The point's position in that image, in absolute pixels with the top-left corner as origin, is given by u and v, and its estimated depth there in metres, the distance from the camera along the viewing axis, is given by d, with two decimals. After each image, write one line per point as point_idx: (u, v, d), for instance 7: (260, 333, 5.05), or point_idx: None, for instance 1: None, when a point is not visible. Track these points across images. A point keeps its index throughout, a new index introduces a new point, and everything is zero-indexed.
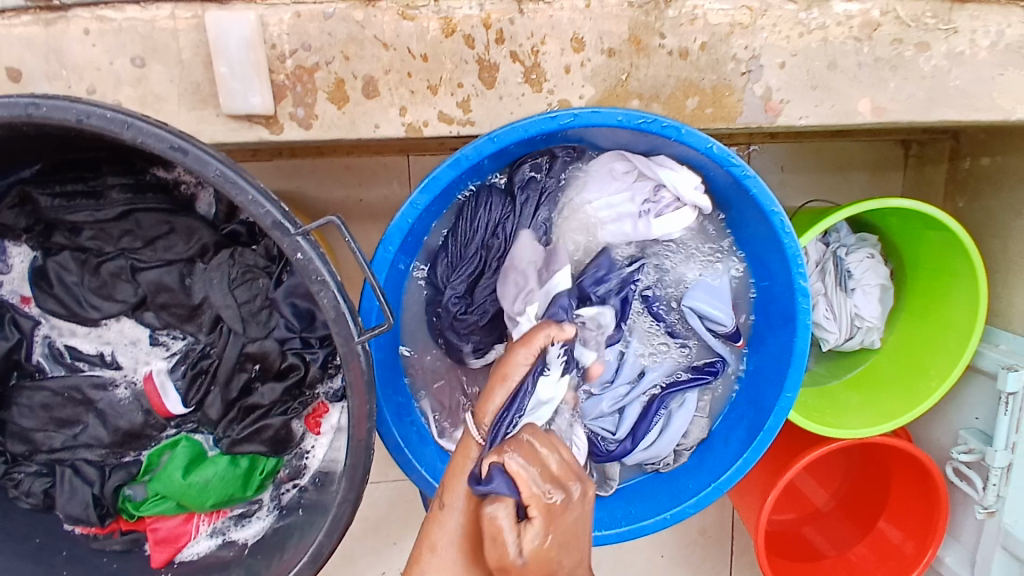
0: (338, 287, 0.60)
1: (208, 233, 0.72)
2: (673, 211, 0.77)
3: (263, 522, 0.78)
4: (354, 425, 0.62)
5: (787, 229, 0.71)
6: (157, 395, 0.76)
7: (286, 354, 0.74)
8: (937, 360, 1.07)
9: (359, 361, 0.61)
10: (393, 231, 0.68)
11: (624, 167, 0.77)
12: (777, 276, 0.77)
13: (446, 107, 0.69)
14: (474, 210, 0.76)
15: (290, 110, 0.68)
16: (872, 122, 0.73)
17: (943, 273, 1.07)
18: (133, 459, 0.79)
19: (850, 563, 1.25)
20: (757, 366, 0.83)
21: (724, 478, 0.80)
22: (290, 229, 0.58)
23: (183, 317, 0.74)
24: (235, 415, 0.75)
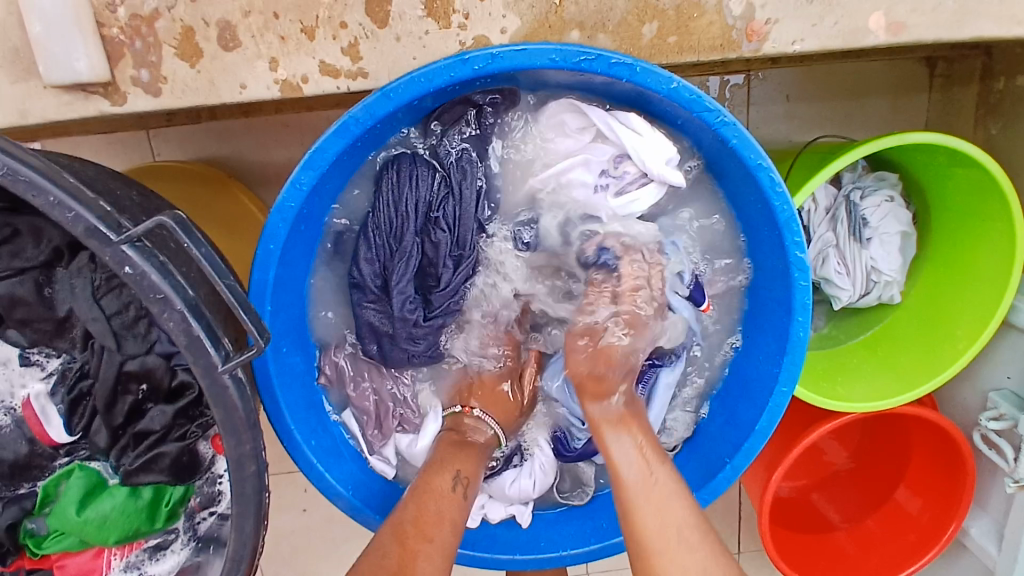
0: (188, 306, 0.47)
1: (59, 232, 0.59)
2: (638, 188, 0.59)
3: (178, 557, 0.68)
4: (233, 468, 0.51)
5: (779, 189, 0.56)
6: (38, 422, 0.65)
7: (175, 370, 0.63)
8: (966, 318, 0.92)
9: (231, 395, 0.49)
10: (271, 225, 0.55)
11: (578, 122, 0.59)
12: (767, 244, 0.62)
13: (328, 55, 0.54)
14: (397, 186, 0.58)
15: (131, 73, 0.54)
16: (885, 43, 0.56)
17: (978, 217, 0.90)
18: (29, 490, 0.69)
19: (862, 535, 1.15)
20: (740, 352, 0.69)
21: (709, 487, 0.66)
22: (112, 235, 0.45)
23: (51, 333, 0.62)
24: (128, 442, 0.64)
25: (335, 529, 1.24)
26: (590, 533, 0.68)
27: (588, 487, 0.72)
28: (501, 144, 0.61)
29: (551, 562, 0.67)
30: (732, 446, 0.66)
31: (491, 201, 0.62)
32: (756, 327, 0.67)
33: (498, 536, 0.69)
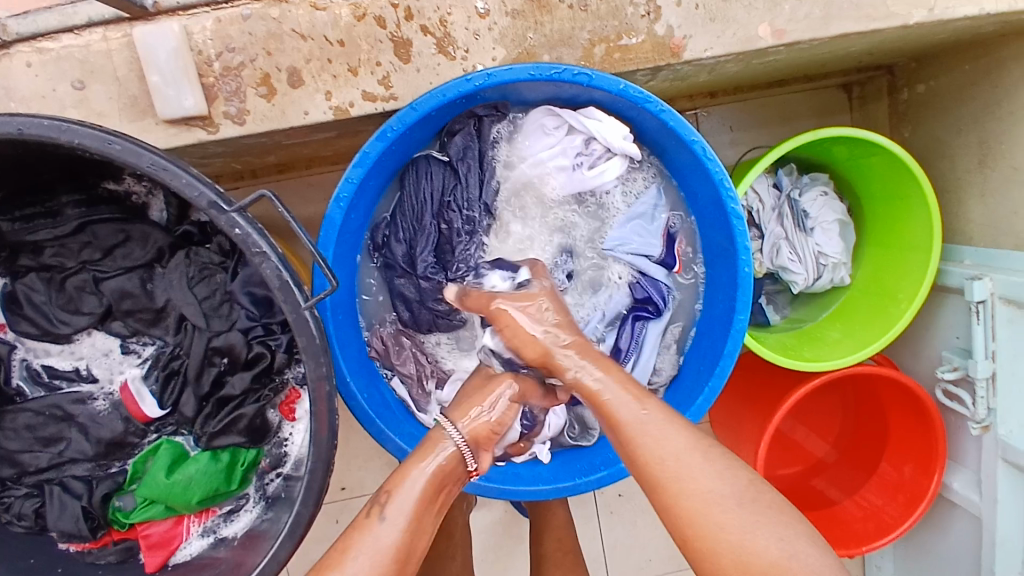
0: (279, 258, 0.63)
1: (162, 236, 0.76)
2: (609, 162, 0.78)
3: (250, 515, 0.80)
4: (313, 388, 0.64)
5: (709, 154, 0.74)
6: (134, 401, 0.79)
7: (251, 344, 0.76)
8: (903, 284, 1.07)
9: (309, 327, 0.64)
10: (331, 212, 0.71)
11: (555, 123, 0.78)
12: (712, 204, 0.79)
13: (368, 85, 0.73)
14: (418, 181, 0.78)
15: (222, 109, 0.73)
16: (775, 45, 0.77)
17: (898, 197, 1.08)
18: (119, 469, 0.81)
19: (860, 505, 1.21)
20: (709, 298, 0.83)
21: (695, 409, 0.78)
22: (225, 207, 0.62)
23: (149, 322, 0.78)
24: (211, 409, 0.78)
25: None
26: (597, 464, 0.81)
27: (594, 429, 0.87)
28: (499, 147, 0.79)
29: (570, 489, 0.79)
30: (708, 376, 0.79)
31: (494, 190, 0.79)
32: (714, 277, 0.82)
33: (525, 474, 0.82)
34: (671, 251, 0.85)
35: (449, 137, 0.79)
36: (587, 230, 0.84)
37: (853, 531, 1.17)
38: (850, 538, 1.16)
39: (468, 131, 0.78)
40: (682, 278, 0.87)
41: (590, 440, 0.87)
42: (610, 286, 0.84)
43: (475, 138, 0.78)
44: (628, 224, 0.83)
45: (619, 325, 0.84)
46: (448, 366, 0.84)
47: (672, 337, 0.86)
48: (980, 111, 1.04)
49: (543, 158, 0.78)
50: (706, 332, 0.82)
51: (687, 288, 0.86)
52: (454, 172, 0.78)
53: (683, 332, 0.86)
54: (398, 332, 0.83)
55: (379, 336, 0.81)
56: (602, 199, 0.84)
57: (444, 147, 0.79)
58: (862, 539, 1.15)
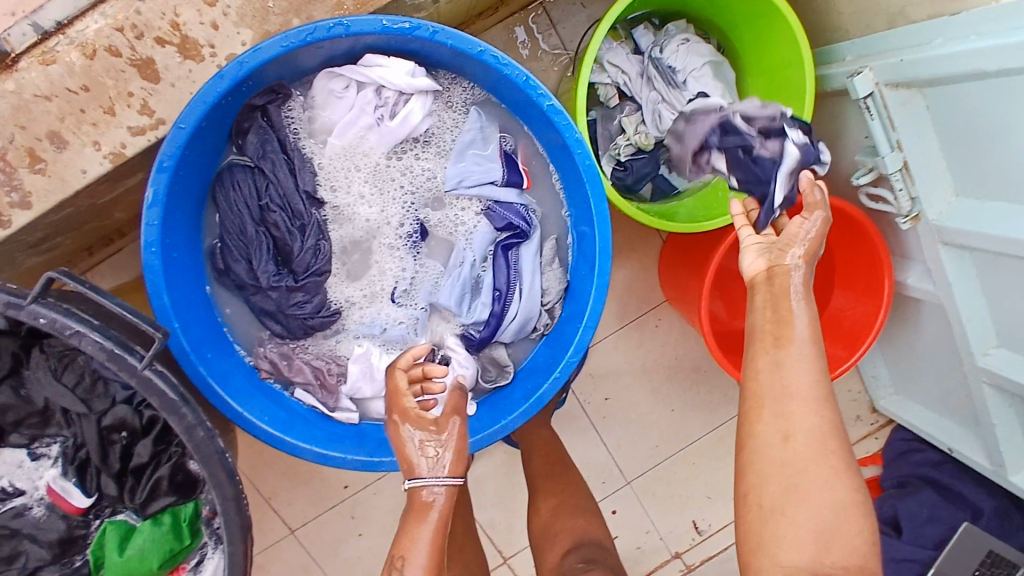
0: (96, 329, 0.62)
1: (9, 339, 0.73)
2: (411, 106, 0.75)
3: (215, 560, 0.80)
4: (185, 438, 0.63)
5: (502, 60, 0.69)
6: (64, 498, 0.80)
7: (141, 410, 0.77)
8: (789, 103, 1.02)
9: (157, 382, 0.63)
10: (147, 260, 0.68)
11: (342, 83, 0.74)
12: (532, 108, 0.75)
13: (131, 120, 0.69)
14: (227, 195, 0.75)
15: (4, 199, 0.70)
16: None
17: (755, 17, 1.01)
18: (82, 561, 0.82)
19: (825, 328, 1.20)
20: (569, 201, 0.80)
21: (589, 315, 0.76)
22: (22, 302, 0.61)
23: (41, 424, 0.78)
24: (132, 481, 0.78)
25: None
26: (519, 398, 0.79)
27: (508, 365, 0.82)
28: (296, 129, 0.76)
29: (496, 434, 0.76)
30: (590, 278, 0.77)
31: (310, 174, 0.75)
32: (566, 178, 0.78)
33: None
34: (513, 168, 0.80)
35: (243, 137, 0.74)
36: (423, 179, 0.79)
37: (824, 355, 1.17)
38: (822, 364, 1.15)
39: (258, 126, 0.74)
40: (539, 189, 0.82)
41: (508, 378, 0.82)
42: (468, 230, 0.80)
43: (268, 130, 0.74)
44: (461, 157, 0.78)
45: (492, 260, 0.80)
46: (342, 360, 0.82)
47: (550, 251, 0.82)
48: None
49: (344, 125, 0.75)
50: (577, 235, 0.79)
51: (548, 197, 0.82)
52: (261, 172, 0.75)
53: (561, 242, 0.82)
54: (281, 345, 0.81)
55: (262, 356, 0.80)
56: (424, 141, 0.79)
57: (242, 151, 0.75)
58: (836, 364, 1.13)
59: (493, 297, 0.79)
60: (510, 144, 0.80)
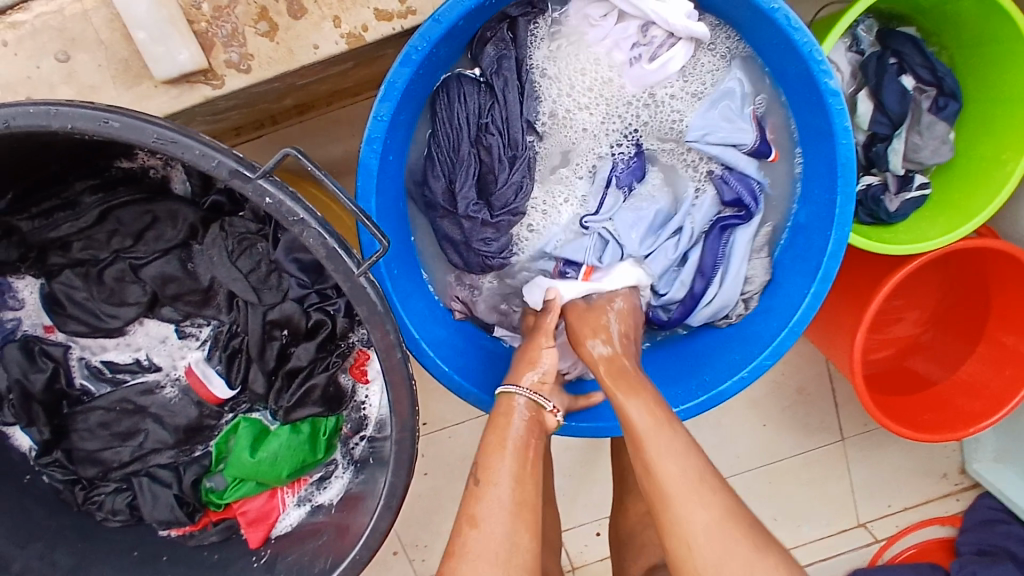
0: (320, 223, 0.56)
1: (191, 211, 0.70)
2: (669, 53, 0.69)
3: (342, 480, 0.78)
4: (384, 358, 0.58)
5: (795, 23, 0.62)
6: (202, 385, 0.77)
7: (309, 312, 0.72)
8: (1008, 139, 0.95)
9: (370, 295, 0.57)
10: (364, 158, 0.63)
11: (601, 11, 0.69)
12: (801, 84, 0.67)
13: (380, 2, 0.63)
14: (450, 105, 0.69)
15: (223, 58, 0.64)
16: None
17: (990, 40, 0.94)
18: (203, 451, 0.81)
19: (965, 382, 1.13)
20: (800, 193, 0.74)
21: (797, 320, 0.71)
22: (249, 174, 0.54)
23: (199, 303, 0.73)
24: (281, 383, 0.74)
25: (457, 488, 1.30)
26: (695, 389, 0.76)
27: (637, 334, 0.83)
28: (536, 51, 0.71)
29: None
30: (808, 277, 0.72)
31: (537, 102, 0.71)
32: (809, 167, 0.72)
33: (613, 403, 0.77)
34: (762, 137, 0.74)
35: (480, 47, 0.70)
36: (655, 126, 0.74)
37: (960, 409, 1.10)
38: (957, 419, 1.09)
39: (500, 37, 0.69)
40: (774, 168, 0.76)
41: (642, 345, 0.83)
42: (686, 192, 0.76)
43: (509, 45, 0.69)
44: (711, 107, 0.73)
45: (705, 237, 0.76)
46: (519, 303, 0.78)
47: (763, 238, 0.77)
48: None
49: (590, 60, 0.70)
50: (801, 228, 0.73)
51: (780, 180, 0.77)
52: (491, 91, 0.70)
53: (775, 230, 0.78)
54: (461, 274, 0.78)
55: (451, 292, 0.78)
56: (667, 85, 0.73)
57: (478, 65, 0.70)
58: (974, 417, 1.07)
59: (698, 274, 0.75)
60: (760, 110, 0.74)
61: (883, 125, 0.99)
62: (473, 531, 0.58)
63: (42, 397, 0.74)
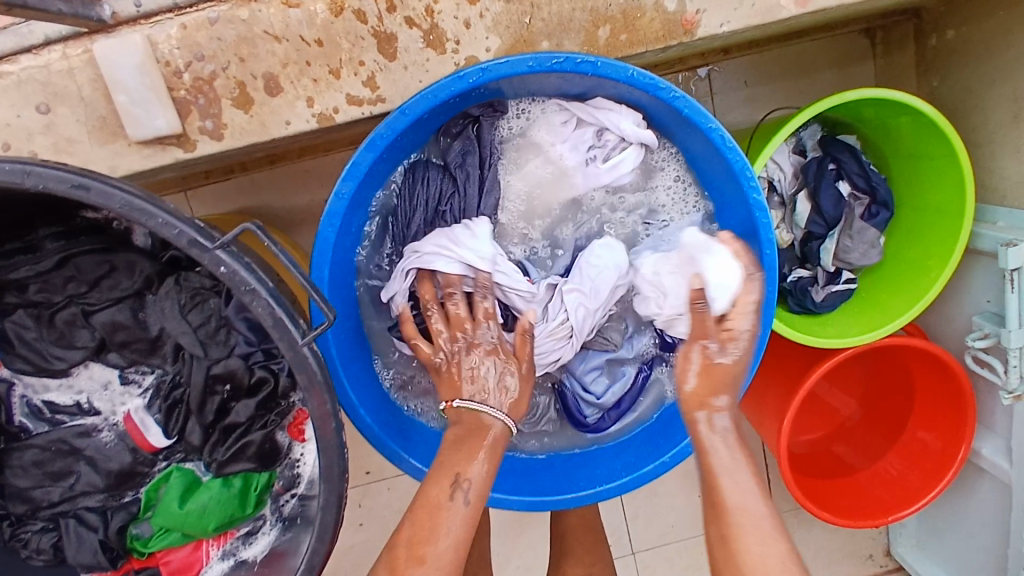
0: (271, 294, 0.59)
1: (148, 264, 0.71)
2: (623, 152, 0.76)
3: (268, 537, 0.78)
4: (319, 426, 0.61)
5: (728, 143, 0.68)
6: (139, 432, 0.77)
7: (253, 369, 0.74)
8: (934, 249, 1.02)
9: (311, 364, 0.60)
10: (323, 231, 0.67)
11: (563, 118, 0.77)
12: (734, 198, 0.74)
13: (353, 88, 0.67)
14: (412, 186, 0.76)
15: (198, 124, 0.67)
16: (798, 13, 0.70)
17: (924, 158, 1.02)
18: (132, 498, 0.80)
19: (882, 474, 1.20)
20: None
21: None
22: (207, 243, 0.57)
23: (146, 351, 0.74)
24: (218, 437, 0.75)
25: None
26: (619, 470, 0.80)
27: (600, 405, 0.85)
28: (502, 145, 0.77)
29: (591, 497, 0.78)
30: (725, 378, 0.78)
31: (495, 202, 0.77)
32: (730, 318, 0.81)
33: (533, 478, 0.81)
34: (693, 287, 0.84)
35: (447, 140, 0.77)
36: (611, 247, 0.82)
37: (878, 500, 1.16)
38: (873, 510, 1.15)
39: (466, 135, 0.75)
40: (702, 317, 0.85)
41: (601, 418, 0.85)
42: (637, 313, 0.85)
43: (473, 141, 0.75)
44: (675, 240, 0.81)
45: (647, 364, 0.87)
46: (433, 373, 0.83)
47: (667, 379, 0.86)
48: (1013, 65, 0.97)
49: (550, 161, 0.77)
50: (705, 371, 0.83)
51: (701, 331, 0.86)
52: (451, 178, 0.76)
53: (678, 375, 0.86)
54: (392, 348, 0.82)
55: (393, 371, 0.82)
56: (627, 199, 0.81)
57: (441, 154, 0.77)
58: (888, 509, 1.14)
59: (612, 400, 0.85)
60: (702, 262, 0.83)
61: (819, 225, 1.07)
62: None
63: None
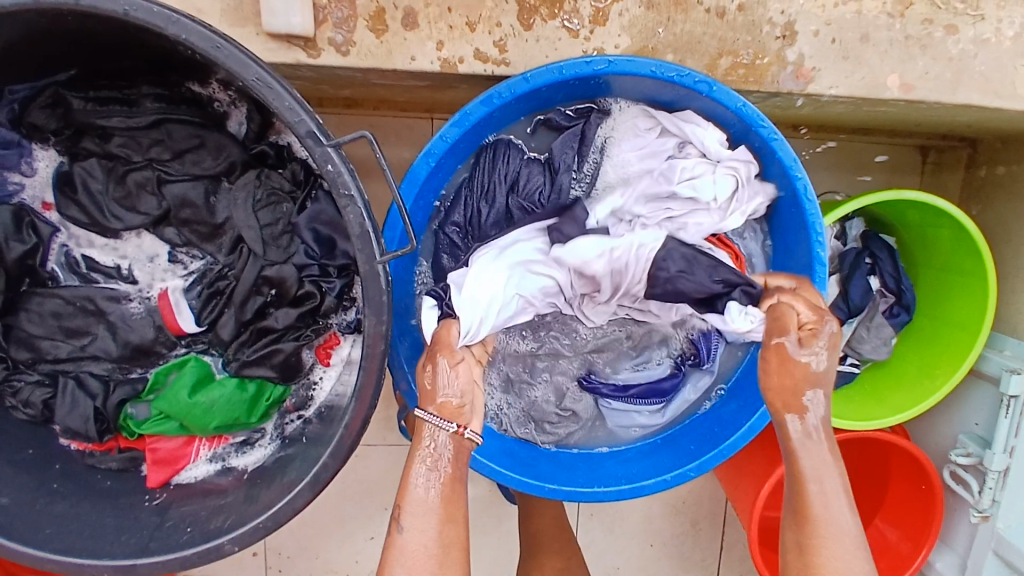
0: (365, 205, 0.59)
1: (237, 151, 0.74)
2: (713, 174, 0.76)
3: (264, 451, 0.78)
4: (369, 345, 0.60)
5: (809, 195, 0.72)
6: (170, 312, 0.76)
7: (302, 282, 0.75)
8: (941, 359, 1.07)
9: (380, 281, 0.59)
10: (417, 166, 0.70)
11: (647, 125, 0.79)
12: (798, 238, 0.78)
13: (483, 45, 0.71)
14: (493, 161, 0.80)
15: (329, 35, 0.69)
16: (899, 98, 0.77)
17: (956, 272, 1.07)
18: (140, 376, 0.79)
19: None
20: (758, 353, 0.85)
21: (728, 444, 0.79)
22: (323, 139, 0.57)
23: (205, 236, 0.75)
24: (248, 337, 0.77)
25: (343, 509, 1.26)
26: (621, 477, 0.82)
27: (686, 403, 0.89)
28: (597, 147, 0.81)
29: (588, 495, 0.79)
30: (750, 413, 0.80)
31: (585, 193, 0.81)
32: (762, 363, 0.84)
33: (529, 462, 0.82)
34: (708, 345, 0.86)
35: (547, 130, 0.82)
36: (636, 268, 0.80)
37: None
38: None
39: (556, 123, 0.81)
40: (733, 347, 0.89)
41: (692, 409, 0.89)
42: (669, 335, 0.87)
43: (577, 137, 0.80)
44: None
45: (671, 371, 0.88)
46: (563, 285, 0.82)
47: (690, 395, 0.89)
48: None
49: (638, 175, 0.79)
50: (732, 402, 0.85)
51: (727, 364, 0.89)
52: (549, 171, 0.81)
53: (688, 405, 0.89)
54: None
55: None
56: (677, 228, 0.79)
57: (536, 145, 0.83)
58: None
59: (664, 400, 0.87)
60: None
61: (842, 310, 1.09)
62: (404, 532, 0.63)
63: (12, 267, 0.73)
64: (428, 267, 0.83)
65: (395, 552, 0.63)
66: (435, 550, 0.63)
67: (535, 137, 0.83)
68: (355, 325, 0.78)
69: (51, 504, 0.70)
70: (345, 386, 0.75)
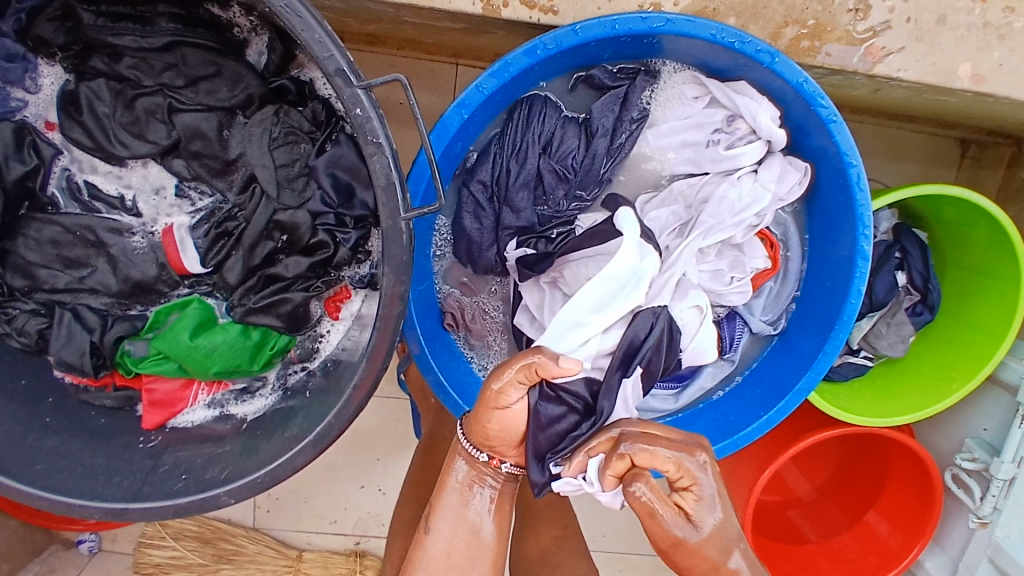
0: (393, 155, 0.54)
1: (255, 83, 0.68)
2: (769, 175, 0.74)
3: (265, 401, 0.75)
4: (386, 305, 0.57)
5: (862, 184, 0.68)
6: (175, 250, 0.73)
7: (315, 230, 0.71)
8: (960, 362, 1.05)
9: (402, 238, 0.55)
10: (449, 116, 0.65)
11: (696, 92, 0.75)
12: (842, 227, 0.73)
13: None
14: (528, 119, 0.74)
15: None
16: (968, 89, 0.71)
17: (987, 275, 1.03)
18: (139, 313, 0.75)
19: (833, 551, 1.22)
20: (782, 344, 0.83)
21: (744, 433, 0.77)
22: (352, 79, 0.53)
23: (215, 171, 0.71)
24: (255, 284, 0.73)
25: (336, 457, 1.24)
26: None
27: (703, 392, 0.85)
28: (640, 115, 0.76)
29: None
30: (768, 406, 0.78)
31: (617, 164, 0.77)
32: (788, 353, 0.81)
33: None
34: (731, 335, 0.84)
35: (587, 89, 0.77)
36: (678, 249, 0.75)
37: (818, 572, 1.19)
38: None
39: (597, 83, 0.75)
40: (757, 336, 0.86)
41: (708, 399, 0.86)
42: None
43: (619, 102, 0.75)
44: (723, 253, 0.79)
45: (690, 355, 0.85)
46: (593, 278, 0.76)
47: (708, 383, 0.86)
48: None
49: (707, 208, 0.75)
50: (752, 391, 0.82)
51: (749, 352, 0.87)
52: (585, 136, 0.76)
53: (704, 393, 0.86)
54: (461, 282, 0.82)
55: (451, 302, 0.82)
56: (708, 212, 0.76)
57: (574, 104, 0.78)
58: None
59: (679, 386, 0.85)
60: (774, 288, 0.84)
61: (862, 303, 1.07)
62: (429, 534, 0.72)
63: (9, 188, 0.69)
64: (449, 225, 0.80)
65: (417, 552, 0.72)
66: (454, 559, 0.72)
67: (574, 95, 0.78)
68: (368, 280, 0.74)
69: (42, 439, 0.68)
70: (354, 341, 0.71)
